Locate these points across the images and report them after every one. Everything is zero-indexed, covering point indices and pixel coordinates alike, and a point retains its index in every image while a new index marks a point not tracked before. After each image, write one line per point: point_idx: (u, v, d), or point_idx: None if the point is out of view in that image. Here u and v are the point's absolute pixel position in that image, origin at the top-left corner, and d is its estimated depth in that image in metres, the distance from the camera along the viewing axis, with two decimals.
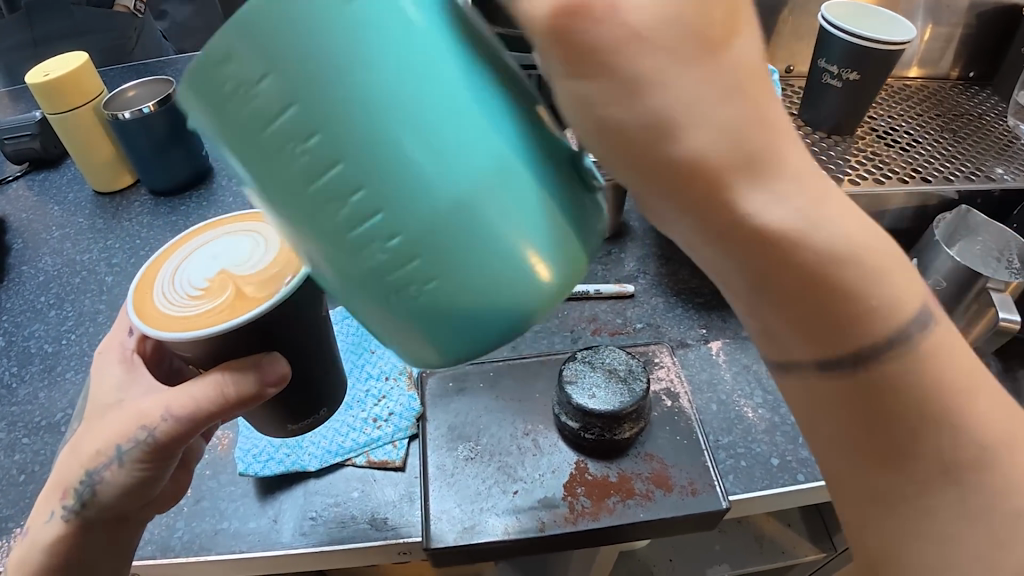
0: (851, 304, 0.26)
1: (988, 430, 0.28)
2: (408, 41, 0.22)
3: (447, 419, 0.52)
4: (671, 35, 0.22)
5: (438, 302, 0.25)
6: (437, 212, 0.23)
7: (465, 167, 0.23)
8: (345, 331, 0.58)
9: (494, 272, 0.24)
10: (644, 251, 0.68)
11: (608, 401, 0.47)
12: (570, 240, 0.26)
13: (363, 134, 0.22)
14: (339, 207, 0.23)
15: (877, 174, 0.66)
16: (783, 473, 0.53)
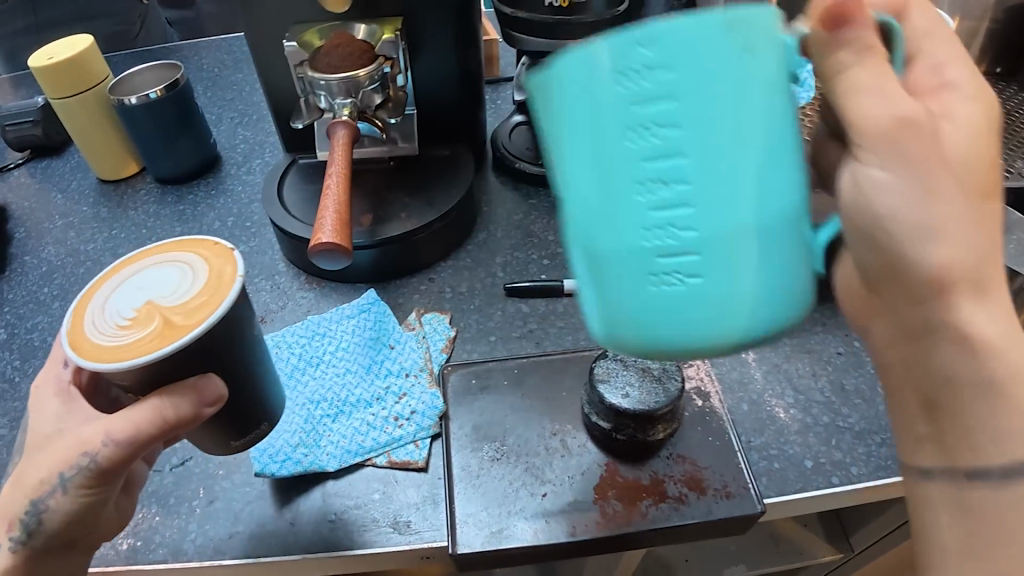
0: (1009, 421, 0.31)
1: None
2: (768, 114, 0.27)
3: (471, 419, 0.50)
4: (962, 173, 0.30)
5: (679, 299, 0.29)
6: (722, 239, 0.28)
7: (737, 224, 0.28)
8: (362, 325, 0.56)
9: (728, 305, 0.29)
10: None
11: (643, 400, 0.45)
12: (792, 297, 0.31)
13: (708, 154, 0.27)
14: (653, 195, 0.28)
15: None
16: (817, 476, 0.51)
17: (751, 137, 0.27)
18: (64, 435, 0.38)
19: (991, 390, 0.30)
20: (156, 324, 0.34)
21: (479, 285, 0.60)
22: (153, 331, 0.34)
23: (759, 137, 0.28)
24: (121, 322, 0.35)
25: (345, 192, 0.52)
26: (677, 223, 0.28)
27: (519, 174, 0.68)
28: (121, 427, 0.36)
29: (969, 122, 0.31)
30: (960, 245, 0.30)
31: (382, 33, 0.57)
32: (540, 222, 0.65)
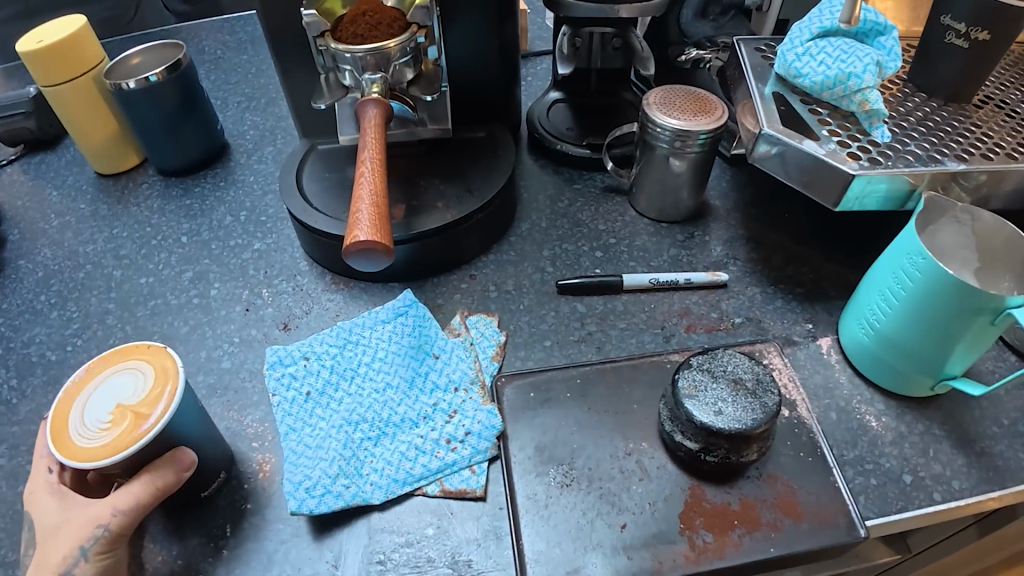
0: None
1: None
2: (964, 317, 0.43)
3: (534, 438, 0.45)
4: None
5: (864, 350, 0.49)
6: (907, 348, 0.46)
7: (901, 343, 0.46)
8: (401, 331, 0.50)
9: (887, 371, 0.48)
10: (730, 233, 0.58)
11: (737, 418, 0.40)
12: (919, 387, 0.48)
13: (917, 312, 0.45)
14: (877, 302, 0.48)
15: (986, 147, 0.52)
16: (919, 493, 0.45)
17: (956, 325, 0.44)
18: (74, 518, 0.39)
19: None
20: (129, 419, 0.39)
21: (527, 282, 0.53)
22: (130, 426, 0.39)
23: (965, 324, 0.43)
24: (99, 425, 0.39)
25: (382, 179, 0.45)
26: (875, 319, 0.48)
27: (561, 157, 0.61)
28: (121, 503, 0.38)
29: None
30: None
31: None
32: (587, 210, 0.58)
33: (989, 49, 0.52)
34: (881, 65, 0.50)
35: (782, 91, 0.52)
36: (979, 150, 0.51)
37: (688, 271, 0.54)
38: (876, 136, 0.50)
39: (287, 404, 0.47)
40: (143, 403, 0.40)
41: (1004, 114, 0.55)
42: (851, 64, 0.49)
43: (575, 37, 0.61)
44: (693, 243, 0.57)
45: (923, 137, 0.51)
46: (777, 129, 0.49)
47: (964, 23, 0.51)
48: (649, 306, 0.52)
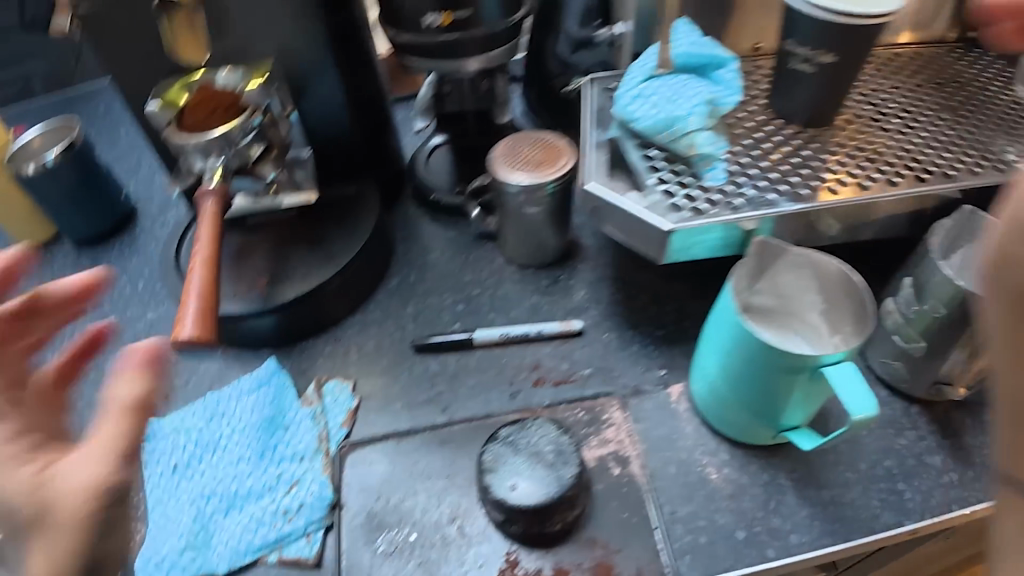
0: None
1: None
2: (785, 374, 0.42)
3: (367, 504, 0.47)
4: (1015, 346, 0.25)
5: (706, 402, 0.48)
6: (741, 401, 0.46)
7: (735, 397, 0.46)
8: (262, 401, 0.52)
9: (730, 423, 0.48)
10: (597, 275, 0.58)
11: (530, 492, 0.41)
12: (763, 437, 0.48)
13: (744, 369, 0.44)
14: (711, 356, 0.47)
15: (854, 177, 0.51)
16: (750, 550, 0.45)
17: (780, 381, 0.43)
18: None
19: None
20: None
21: (387, 341, 0.55)
22: None
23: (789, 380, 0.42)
24: None
25: (213, 272, 0.48)
26: (711, 373, 0.47)
27: (435, 207, 0.62)
28: None
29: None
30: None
31: (250, 80, 0.51)
32: (458, 259, 0.59)
33: (839, 70, 0.49)
34: (714, 102, 0.49)
35: (620, 134, 0.50)
36: (845, 182, 0.50)
37: (544, 321, 0.55)
38: (709, 179, 0.48)
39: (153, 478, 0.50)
40: None
41: (863, 138, 0.53)
42: (678, 106, 0.48)
43: (443, 84, 0.61)
44: (556, 288, 0.57)
45: (764, 174, 0.50)
46: (602, 182, 0.49)
47: (807, 46, 0.49)
48: (500, 362, 0.53)
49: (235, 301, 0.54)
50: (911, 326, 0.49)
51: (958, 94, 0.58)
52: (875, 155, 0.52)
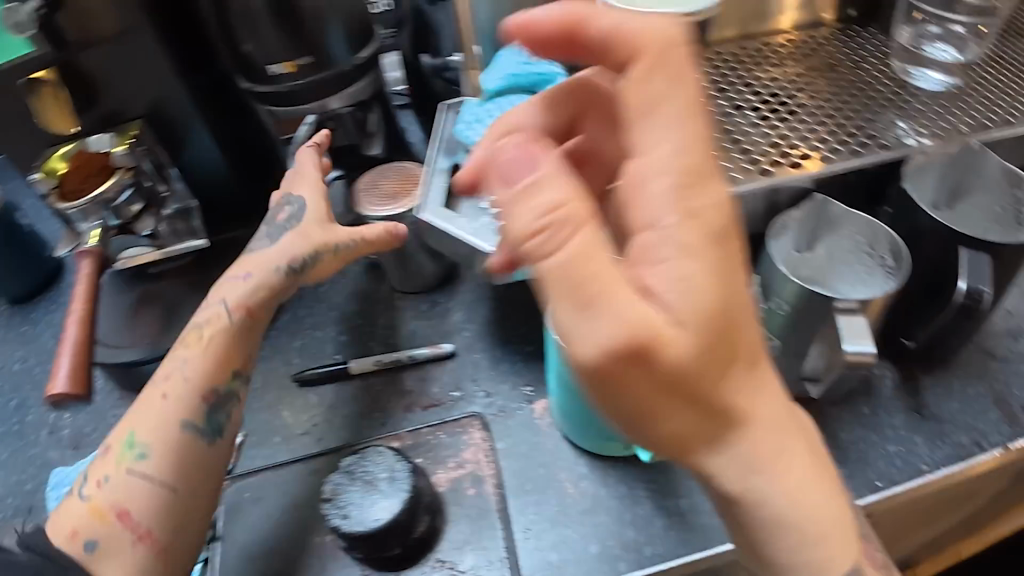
0: (708, 405, 0.31)
1: (640, 407, 0.29)
2: None
3: (240, 537, 0.49)
4: (707, 445, 0.32)
5: (561, 416, 0.48)
6: (583, 414, 0.46)
7: (578, 411, 0.46)
8: None
9: (584, 436, 0.48)
10: (476, 295, 0.58)
11: (362, 520, 0.43)
12: (616, 446, 0.48)
13: (575, 385, 0.44)
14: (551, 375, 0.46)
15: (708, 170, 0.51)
16: (602, 564, 0.45)
17: None
18: None
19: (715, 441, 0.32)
20: None
21: (273, 376, 0.57)
22: None
23: None
24: None
25: (87, 328, 0.51)
26: (556, 388, 0.47)
27: None
28: None
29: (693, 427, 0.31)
30: (778, 461, 0.33)
31: (117, 144, 0.55)
32: (346, 290, 0.61)
33: None
34: None
35: (462, 160, 0.52)
36: None
37: (419, 346, 0.56)
38: None
39: None
40: None
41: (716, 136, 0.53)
42: None
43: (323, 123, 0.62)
44: (434, 312, 0.58)
45: None
46: (435, 211, 0.49)
47: None
48: (374, 389, 0.54)
49: (128, 350, 0.57)
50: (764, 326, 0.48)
51: (824, 80, 0.57)
52: (726, 152, 0.52)
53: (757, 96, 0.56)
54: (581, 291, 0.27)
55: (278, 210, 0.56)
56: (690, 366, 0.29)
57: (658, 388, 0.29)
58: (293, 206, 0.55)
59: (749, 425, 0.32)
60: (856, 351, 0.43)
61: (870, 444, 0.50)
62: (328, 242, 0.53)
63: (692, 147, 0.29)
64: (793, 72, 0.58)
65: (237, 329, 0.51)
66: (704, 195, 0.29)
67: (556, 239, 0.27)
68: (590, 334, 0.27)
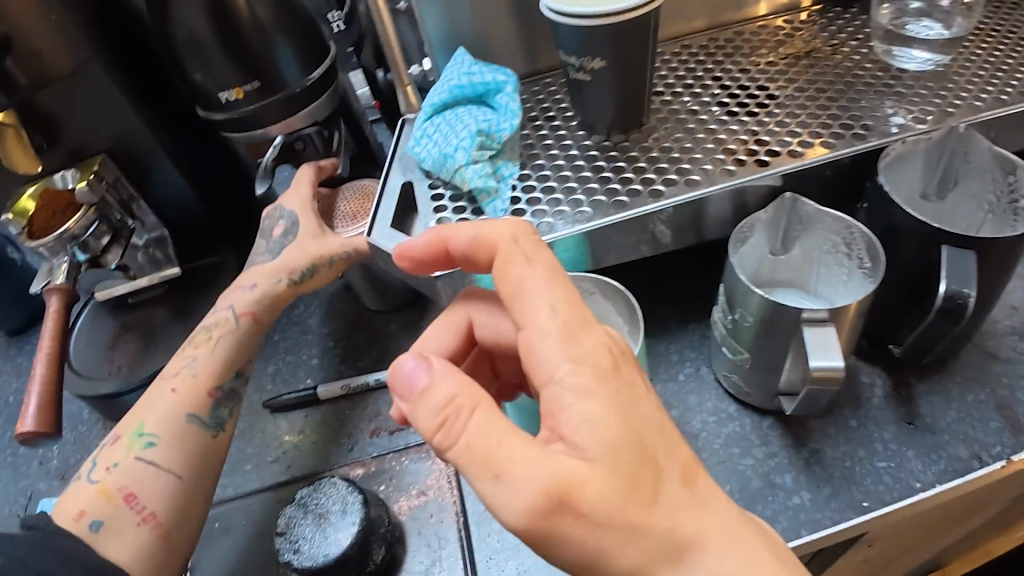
0: (652, 534, 0.30)
1: (585, 551, 0.29)
2: None
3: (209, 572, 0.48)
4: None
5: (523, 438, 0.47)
6: None
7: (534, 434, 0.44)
8: None
9: None
10: None
11: (312, 554, 0.42)
12: None
13: None
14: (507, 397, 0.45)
15: (677, 168, 0.49)
16: None
17: None
18: None
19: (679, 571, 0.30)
20: None
21: (246, 404, 0.57)
22: None
23: None
24: None
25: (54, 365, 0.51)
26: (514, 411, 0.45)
27: None
28: None
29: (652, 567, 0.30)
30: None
31: (81, 178, 0.55)
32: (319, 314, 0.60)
33: (615, 73, 0.47)
34: (487, 133, 0.47)
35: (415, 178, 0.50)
36: (665, 175, 0.48)
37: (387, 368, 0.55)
38: (490, 212, 0.47)
39: None
40: None
41: (685, 136, 0.51)
42: (449, 142, 0.47)
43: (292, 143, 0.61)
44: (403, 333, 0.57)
45: (554, 196, 0.48)
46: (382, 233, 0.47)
47: (576, 56, 0.46)
48: (344, 415, 0.54)
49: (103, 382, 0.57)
50: (732, 338, 0.46)
51: (802, 67, 0.55)
52: (697, 152, 0.50)
53: (729, 90, 0.54)
54: (483, 455, 0.30)
55: (274, 222, 0.57)
56: (615, 501, 0.29)
57: (589, 529, 0.29)
58: (288, 217, 0.57)
59: (706, 549, 0.30)
60: (822, 367, 0.39)
61: (856, 459, 0.46)
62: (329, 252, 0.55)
63: (563, 301, 0.32)
64: (767, 63, 0.56)
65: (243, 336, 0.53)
66: (587, 341, 0.32)
67: (455, 426, 0.30)
68: (508, 500, 0.29)
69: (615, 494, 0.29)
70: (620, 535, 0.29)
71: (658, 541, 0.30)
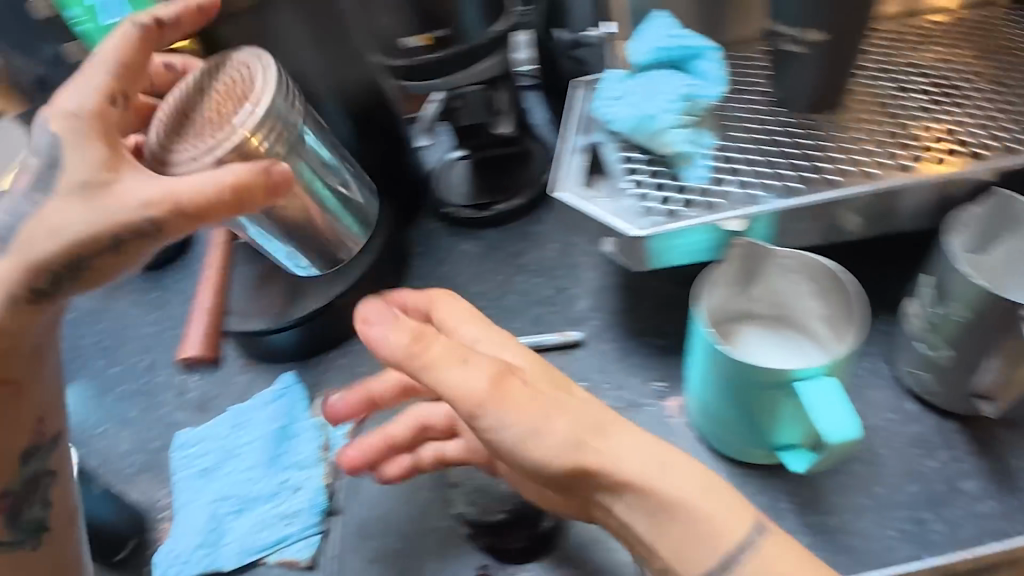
0: (558, 419, 0.34)
1: (527, 438, 0.33)
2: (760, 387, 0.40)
3: (358, 513, 0.50)
4: (635, 461, 0.33)
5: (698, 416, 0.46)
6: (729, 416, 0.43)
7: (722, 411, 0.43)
8: (276, 413, 0.56)
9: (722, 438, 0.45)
10: (603, 280, 0.55)
11: None
12: (756, 454, 0.44)
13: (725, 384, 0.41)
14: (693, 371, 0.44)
15: (876, 156, 0.47)
16: None
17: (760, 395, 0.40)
18: None
19: (579, 445, 0.33)
20: None
21: None
22: None
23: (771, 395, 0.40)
24: None
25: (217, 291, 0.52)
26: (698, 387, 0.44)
27: (452, 220, 0.61)
28: None
29: (619, 445, 0.34)
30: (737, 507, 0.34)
31: None
32: (465, 274, 0.59)
33: (834, 47, 0.45)
34: (692, 96, 0.46)
35: (602, 138, 0.49)
36: (863, 162, 0.46)
37: (543, 333, 0.53)
38: (687, 178, 0.46)
39: (184, 481, 0.55)
40: None
41: (881, 124, 0.49)
42: (651, 104, 0.46)
43: (453, 100, 0.61)
44: (559, 298, 0.55)
45: (753, 168, 0.46)
46: (573, 191, 0.46)
47: (795, 25, 0.45)
48: None
49: (253, 320, 0.55)
50: (934, 334, 0.44)
51: (1001, 63, 0.53)
52: (895, 141, 0.48)
53: (923, 83, 0.52)
54: (416, 334, 0.35)
55: (22, 166, 0.36)
56: (493, 395, 0.34)
57: (536, 415, 0.34)
58: (39, 157, 0.35)
59: (613, 423, 0.35)
60: None
61: None
62: (108, 224, 0.34)
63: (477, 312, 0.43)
64: (963, 58, 0.53)
65: (18, 325, 0.35)
66: (495, 328, 0.41)
67: (425, 340, 0.35)
68: (470, 380, 0.34)
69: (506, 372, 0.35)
70: (543, 402, 0.34)
71: (588, 427, 0.34)
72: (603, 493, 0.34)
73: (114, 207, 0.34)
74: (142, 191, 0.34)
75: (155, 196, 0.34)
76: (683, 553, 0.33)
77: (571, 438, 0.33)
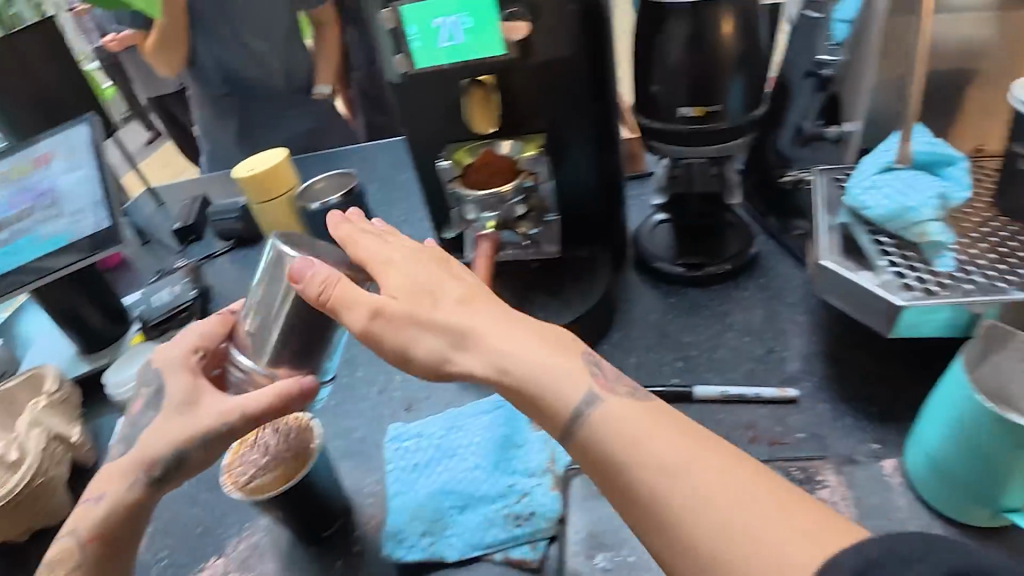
0: (564, 401, 0.38)
1: (617, 424, 0.37)
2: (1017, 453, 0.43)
3: (588, 524, 0.51)
4: (610, 428, 0.37)
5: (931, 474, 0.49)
6: (967, 478, 0.46)
7: (965, 476, 0.46)
8: (496, 421, 0.58)
9: (957, 500, 0.48)
10: (810, 348, 0.61)
11: None
12: (980, 514, 0.48)
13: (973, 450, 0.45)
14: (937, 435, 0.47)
15: None
16: None
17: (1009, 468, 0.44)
18: None
19: (636, 446, 0.35)
20: (286, 468, 0.52)
21: None
22: (282, 472, 0.52)
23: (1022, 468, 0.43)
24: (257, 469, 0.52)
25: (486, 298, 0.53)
26: (937, 448, 0.48)
27: (658, 274, 0.68)
28: None
29: (608, 425, 0.37)
30: (673, 434, 0.35)
31: (525, 148, 0.60)
32: (676, 323, 0.64)
33: None
34: (946, 197, 0.53)
35: (851, 221, 0.56)
36: None
37: (760, 386, 0.58)
38: (938, 265, 0.52)
39: (398, 471, 0.57)
40: (297, 462, 0.52)
41: None
42: (913, 197, 0.53)
43: (675, 168, 0.67)
44: (771, 358, 0.60)
45: (991, 264, 0.52)
46: (836, 261, 0.54)
47: None
48: (718, 417, 0.57)
49: None
50: None
51: None
52: None
53: None
54: (528, 321, 0.41)
55: (137, 395, 0.53)
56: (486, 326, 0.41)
57: (532, 357, 0.39)
58: (149, 390, 0.53)
59: (716, 450, 0.34)
60: None
61: None
62: (196, 430, 0.49)
63: (414, 253, 0.46)
64: None
65: (137, 503, 0.50)
66: (422, 260, 0.45)
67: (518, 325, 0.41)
68: (521, 338, 0.40)
69: (581, 377, 0.39)
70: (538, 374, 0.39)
71: (553, 372, 0.39)
72: (666, 481, 0.33)
73: (185, 428, 0.49)
74: (220, 407, 0.50)
75: (229, 410, 0.49)
76: (540, 407, 0.39)
77: (626, 436, 0.36)
